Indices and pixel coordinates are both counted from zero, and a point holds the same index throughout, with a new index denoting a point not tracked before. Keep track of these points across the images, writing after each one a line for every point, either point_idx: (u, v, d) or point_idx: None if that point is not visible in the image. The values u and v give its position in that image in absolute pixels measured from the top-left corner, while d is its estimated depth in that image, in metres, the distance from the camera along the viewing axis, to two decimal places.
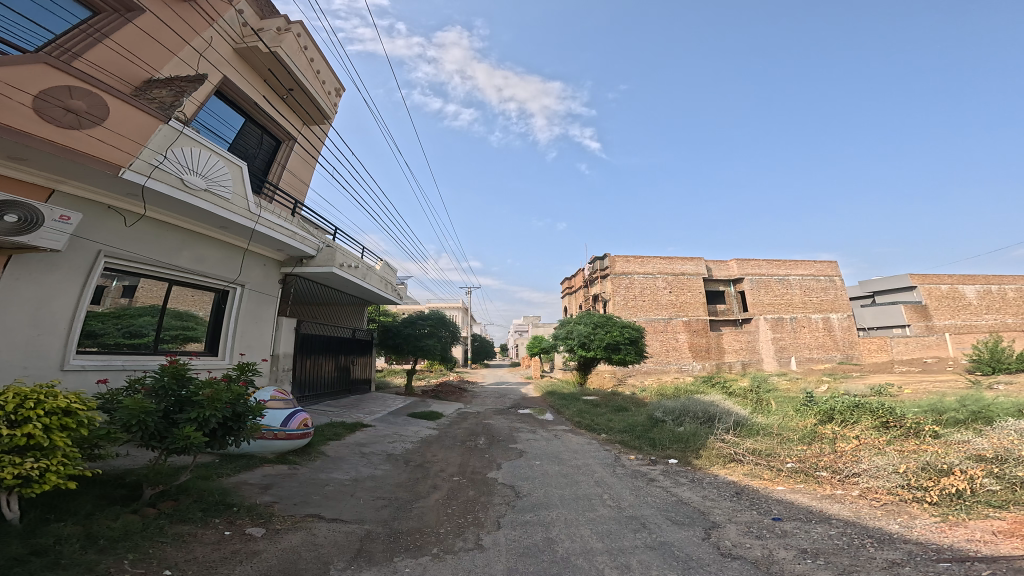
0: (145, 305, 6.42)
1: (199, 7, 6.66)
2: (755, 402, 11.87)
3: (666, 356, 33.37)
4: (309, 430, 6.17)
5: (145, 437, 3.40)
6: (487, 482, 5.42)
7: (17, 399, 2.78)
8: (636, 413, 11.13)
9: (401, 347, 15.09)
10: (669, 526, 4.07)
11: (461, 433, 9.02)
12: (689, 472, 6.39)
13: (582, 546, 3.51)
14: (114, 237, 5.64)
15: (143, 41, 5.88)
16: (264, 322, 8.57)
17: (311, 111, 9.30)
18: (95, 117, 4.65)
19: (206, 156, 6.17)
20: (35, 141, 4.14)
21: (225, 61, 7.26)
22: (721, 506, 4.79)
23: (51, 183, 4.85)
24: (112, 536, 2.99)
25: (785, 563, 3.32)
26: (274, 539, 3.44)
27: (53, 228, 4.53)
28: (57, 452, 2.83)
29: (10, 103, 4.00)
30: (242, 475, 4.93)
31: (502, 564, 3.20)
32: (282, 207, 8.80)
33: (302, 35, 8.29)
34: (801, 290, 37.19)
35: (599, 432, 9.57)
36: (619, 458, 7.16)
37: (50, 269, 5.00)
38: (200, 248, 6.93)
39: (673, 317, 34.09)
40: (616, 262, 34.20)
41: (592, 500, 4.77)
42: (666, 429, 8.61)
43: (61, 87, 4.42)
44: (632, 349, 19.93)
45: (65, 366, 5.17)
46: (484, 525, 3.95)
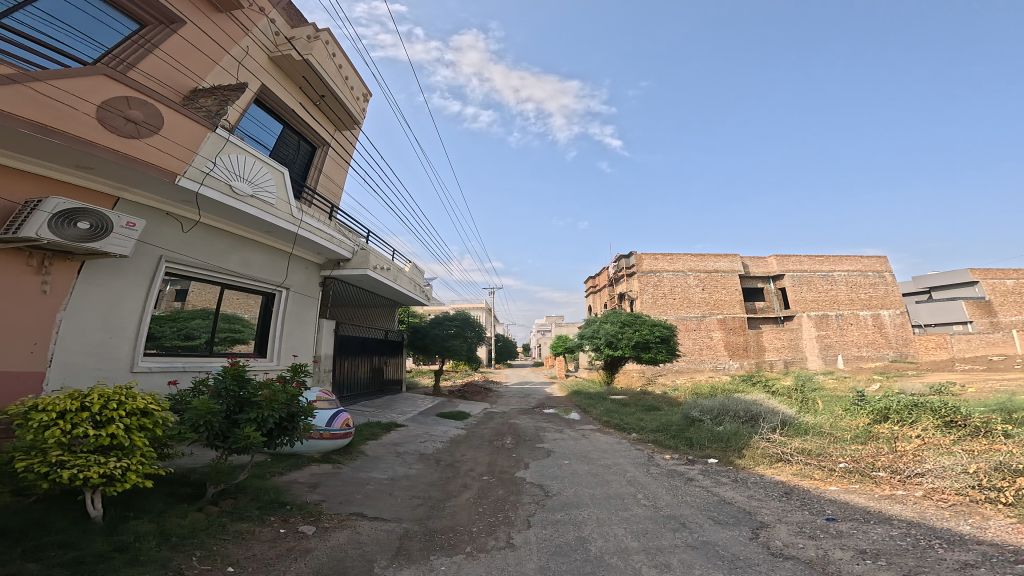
0: (197, 309, 6.70)
1: (236, 16, 6.89)
2: (801, 402, 11.31)
3: (700, 355, 32.35)
4: (351, 430, 6.28)
5: (210, 437, 3.55)
6: (516, 481, 5.35)
7: (102, 401, 2.99)
8: (670, 412, 10.81)
9: (428, 348, 15.25)
10: (711, 526, 3.88)
11: (489, 432, 9.04)
12: (731, 471, 6.14)
13: (616, 545, 3.40)
14: (172, 242, 5.94)
15: (187, 51, 6.18)
16: (307, 324, 8.82)
17: (341, 117, 9.56)
18: (151, 125, 4.95)
19: (250, 161, 6.40)
20: (100, 150, 4.46)
21: (263, 69, 7.53)
22: (770, 506, 4.56)
23: (116, 191, 5.17)
24: (182, 534, 3.12)
25: (843, 564, 3.10)
26: (324, 537, 3.51)
27: (121, 235, 4.86)
28: (136, 451, 3.00)
29: (75, 113, 4.32)
30: (292, 474, 5.06)
31: (534, 563, 3.13)
32: (320, 211, 9.10)
33: (330, 42, 8.53)
34: (847, 283, 35.22)
35: (630, 431, 9.32)
36: (654, 457, 6.95)
37: (118, 275, 5.30)
38: (247, 253, 7.22)
39: (706, 315, 33.03)
40: (643, 260, 33.56)
41: (625, 499, 4.63)
42: (704, 428, 8.27)
43: (119, 98, 4.72)
44: (664, 348, 19.42)
45: (136, 369, 5.48)
46: (514, 524, 3.90)
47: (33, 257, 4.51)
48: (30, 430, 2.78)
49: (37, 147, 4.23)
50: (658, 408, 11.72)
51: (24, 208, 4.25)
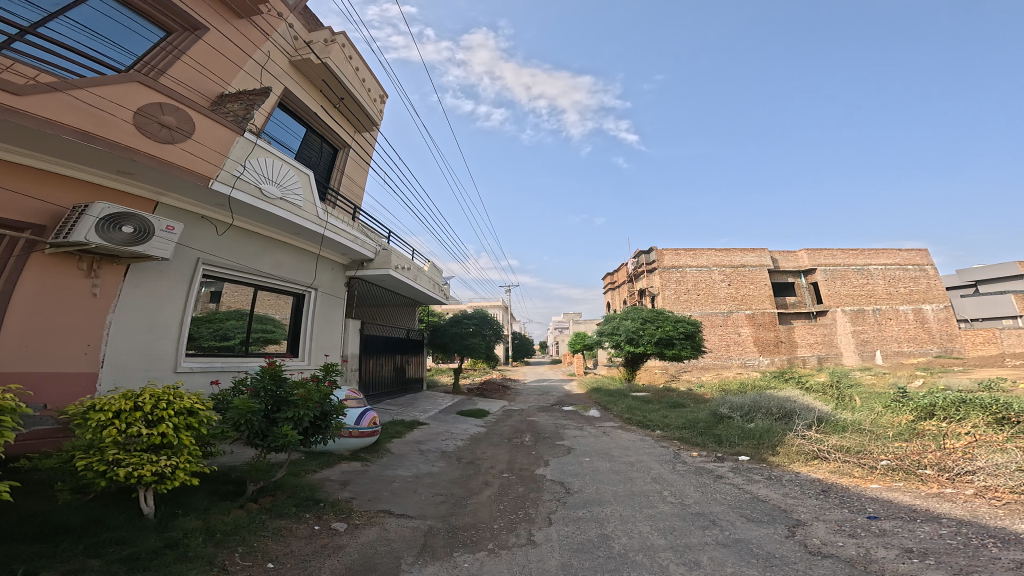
0: (231, 310, 6.79)
1: (257, 21, 6.95)
2: (838, 398, 10.88)
3: (728, 351, 31.52)
4: (378, 428, 6.34)
5: (250, 436, 3.66)
6: (537, 478, 5.31)
7: (153, 400, 3.11)
8: (697, 409, 10.54)
9: (448, 346, 15.39)
10: (743, 524, 3.76)
11: (509, 429, 9.03)
12: (765, 469, 5.93)
13: (642, 543, 3.32)
14: (208, 244, 6.08)
15: (212, 56, 6.25)
16: (334, 323, 8.95)
17: (361, 119, 9.57)
18: (183, 130, 5.12)
19: (277, 164, 6.54)
20: (138, 155, 4.63)
21: (285, 73, 7.58)
22: (806, 504, 4.38)
23: (155, 196, 5.33)
24: (226, 530, 3.22)
25: (887, 563, 2.95)
26: (355, 533, 3.55)
27: (162, 239, 4.99)
28: (184, 450, 3.13)
29: (114, 120, 4.51)
30: (325, 471, 5.15)
31: (555, 559, 3.09)
32: (343, 212, 9.18)
33: (346, 45, 8.41)
34: (884, 277, 33.92)
35: (654, 428, 9.13)
36: (681, 455, 6.78)
37: (160, 277, 5.46)
38: (278, 254, 7.33)
39: (734, 311, 32.18)
40: (665, 256, 32.94)
41: (651, 497, 4.52)
42: (734, 425, 8.03)
43: (153, 104, 4.89)
44: (689, 344, 18.99)
45: (179, 368, 5.65)
46: (535, 521, 3.86)
47: (83, 260, 4.71)
48: (88, 430, 2.91)
49: (81, 154, 4.42)
50: (683, 405, 11.46)
51: (74, 214, 4.41)
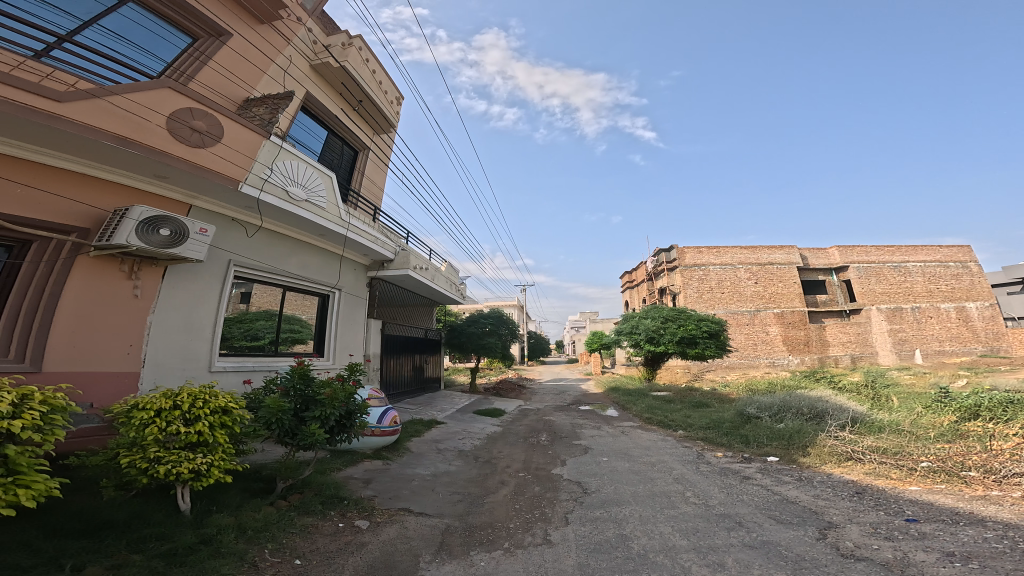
0: (261, 310, 6.86)
1: (278, 26, 6.77)
2: (873, 398, 10.48)
3: (754, 350, 30.74)
4: (399, 426, 6.39)
5: (281, 434, 3.77)
6: (553, 478, 5.27)
7: (190, 399, 3.22)
8: (722, 409, 10.30)
9: (465, 345, 15.49)
10: (773, 526, 3.65)
11: (525, 429, 9.02)
12: (795, 470, 5.75)
13: (663, 544, 3.25)
14: (238, 246, 6.19)
15: (238, 62, 6.13)
16: (357, 323, 9.06)
17: (379, 121, 9.42)
18: (213, 134, 5.21)
19: (302, 167, 6.68)
20: (172, 160, 4.74)
21: (306, 78, 7.42)
22: (839, 506, 4.22)
23: (187, 199, 5.41)
24: (256, 527, 3.32)
25: (927, 567, 2.82)
26: (377, 531, 3.60)
27: (196, 241, 5.12)
28: (219, 448, 3.22)
29: (148, 124, 4.60)
30: (349, 470, 5.23)
31: (571, 560, 3.05)
32: (365, 213, 9.19)
33: (363, 48, 8.20)
34: (923, 275, 32.71)
35: (676, 428, 8.96)
36: (705, 455, 6.63)
37: (195, 278, 5.58)
38: (304, 255, 7.44)
39: (762, 310, 31.37)
40: (686, 254, 32.28)
41: (673, 497, 4.44)
42: (762, 425, 7.81)
43: (184, 109, 4.97)
44: (713, 343, 18.58)
45: (214, 368, 5.77)
46: (552, 520, 3.83)
47: (124, 263, 4.82)
48: (133, 427, 3.05)
49: (118, 159, 4.51)
50: (707, 405, 11.23)
51: (114, 218, 4.56)
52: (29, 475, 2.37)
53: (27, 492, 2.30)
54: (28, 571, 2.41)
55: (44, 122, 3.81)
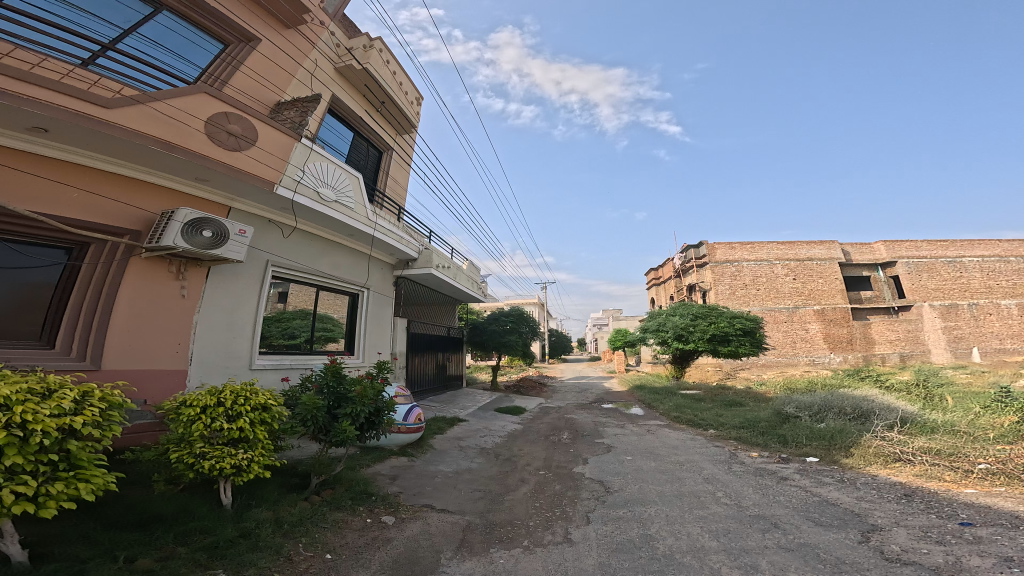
0: (297, 309, 7.06)
1: (303, 30, 6.91)
2: (925, 398, 9.92)
3: (793, 348, 29.61)
4: (423, 424, 6.37)
5: (315, 431, 3.87)
6: (574, 476, 5.21)
7: (233, 397, 3.34)
8: (758, 408, 9.94)
9: (486, 343, 15.57)
10: (811, 528, 3.49)
11: (546, 426, 8.98)
12: (836, 471, 5.50)
13: (691, 544, 3.16)
14: (274, 247, 6.39)
15: (268, 66, 6.31)
16: (384, 322, 9.21)
17: (401, 122, 9.53)
18: (248, 137, 5.41)
19: (331, 168, 6.79)
20: (212, 162, 4.94)
21: (333, 80, 7.52)
22: (884, 508, 4.00)
23: (228, 202, 5.64)
24: (292, 521, 3.42)
25: (981, 573, 2.64)
26: (401, 527, 3.66)
27: (237, 241, 5.29)
28: (258, 444, 3.37)
29: (188, 129, 4.82)
30: (376, 466, 5.33)
31: (592, 559, 3.01)
32: (390, 213, 9.33)
33: (384, 49, 8.32)
34: (981, 270, 30.85)
35: (707, 427, 8.72)
36: (738, 455, 6.41)
37: (236, 278, 5.81)
38: (335, 255, 7.61)
39: (801, 307, 30.19)
40: (717, 250, 31.21)
41: (702, 497, 4.32)
42: (801, 425, 7.51)
43: (220, 114, 5.19)
44: (748, 341, 18.00)
45: (254, 366, 5.98)
46: (572, 519, 3.79)
47: (172, 263, 5.08)
48: (182, 423, 3.20)
49: (163, 163, 4.74)
50: (740, 404, 10.87)
51: (162, 220, 4.80)
52: (89, 469, 2.51)
53: (86, 486, 2.44)
54: (84, 562, 2.58)
55: (96, 127, 4.05)
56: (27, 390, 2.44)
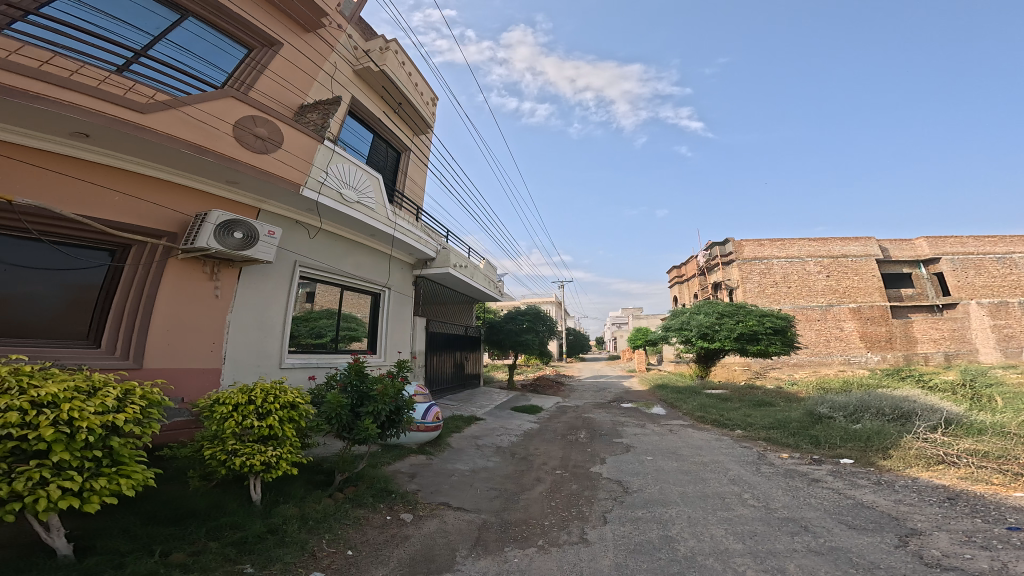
0: (323, 309, 7.23)
1: (323, 34, 7.04)
2: (972, 398, 9.40)
3: (826, 347, 28.59)
4: (440, 422, 6.42)
5: (339, 429, 3.94)
6: (591, 476, 5.14)
7: (263, 395, 3.45)
8: (789, 409, 9.61)
9: (503, 342, 15.60)
10: (844, 531, 3.34)
11: (564, 426, 8.91)
12: (873, 473, 5.25)
13: (714, 547, 3.08)
14: (301, 247, 6.55)
15: (290, 70, 6.47)
16: (404, 321, 9.33)
17: (417, 122, 9.65)
18: (274, 140, 5.58)
19: (353, 169, 6.92)
20: (241, 165, 5.11)
21: (352, 83, 7.64)
22: (925, 512, 3.79)
23: (258, 203, 5.84)
24: (317, 517, 3.50)
25: None
26: (419, 524, 3.69)
27: (267, 242, 5.44)
28: (287, 442, 3.46)
29: (218, 132, 4.99)
30: (396, 464, 5.39)
31: (609, 560, 2.96)
32: (408, 213, 9.44)
33: (399, 51, 8.44)
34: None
35: (734, 427, 8.48)
36: (768, 456, 6.20)
37: (266, 278, 5.99)
38: (358, 255, 7.74)
39: (834, 305, 29.15)
40: (744, 247, 30.28)
41: (727, 499, 4.19)
42: (836, 426, 7.21)
43: (248, 117, 5.33)
44: (779, 340, 17.46)
45: (283, 365, 6.14)
46: (589, 519, 3.74)
47: (207, 264, 5.28)
48: (215, 421, 3.32)
49: (196, 166, 4.92)
50: (770, 405, 10.54)
51: (196, 223, 4.99)
52: (130, 466, 2.62)
53: (127, 482, 2.54)
54: (123, 556, 2.70)
55: (133, 132, 4.23)
56: (74, 387, 2.57)
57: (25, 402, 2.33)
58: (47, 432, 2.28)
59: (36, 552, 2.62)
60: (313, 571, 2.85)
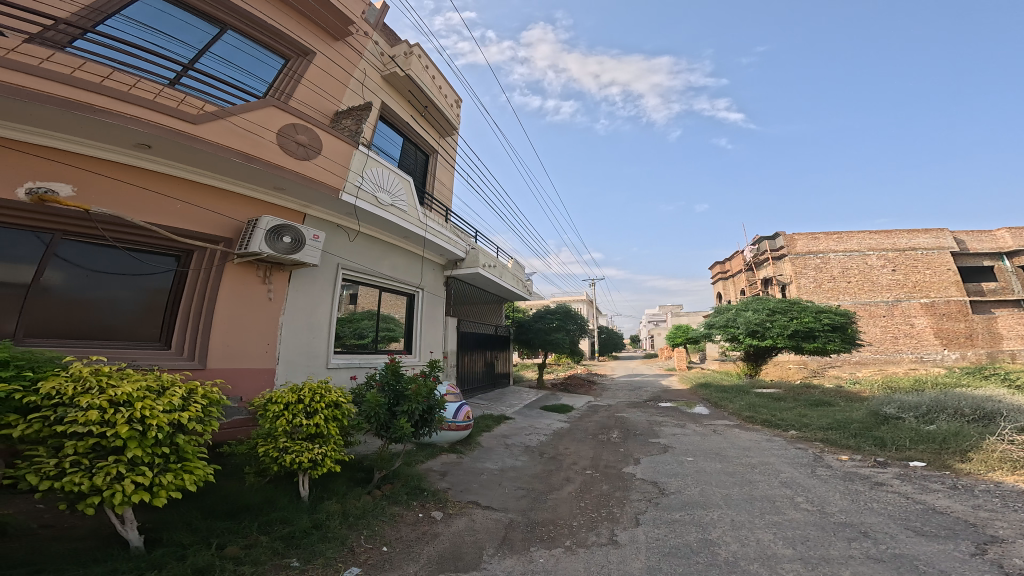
0: (365, 310, 7.47)
1: (350, 42, 7.31)
2: None
3: (893, 344, 26.53)
4: (470, 423, 6.38)
5: (378, 427, 4.03)
6: (624, 477, 4.97)
7: (312, 395, 3.61)
8: (851, 409, 8.89)
9: (533, 342, 15.51)
10: (911, 538, 3.02)
11: (595, 425, 8.66)
12: (948, 477, 4.74)
13: (760, 551, 2.87)
14: (342, 251, 6.80)
15: (324, 77, 6.76)
16: (437, 321, 9.47)
17: (443, 124, 9.83)
18: (314, 147, 5.84)
19: (386, 173, 7.12)
20: (285, 172, 5.40)
21: (380, 89, 7.91)
22: (1010, 519, 3.37)
23: (303, 209, 6.14)
24: (357, 514, 3.59)
25: None
26: (449, 522, 3.69)
27: (312, 246, 5.73)
28: (331, 439, 3.59)
29: (263, 141, 5.28)
30: (429, 463, 5.45)
31: (640, 562, 2.84)
32: (438, 215, 9.61)
33: (422, 55, 8.63)
34: None
35: (787, 428, 7.95)
36: (825, 458, 5.75)
37: (313, 281, 6.26)
38: (394, 258, 7.95)
39: (903, 300, 26.97)
40: (797, 241, 28.48)
41: (777, 502, 3.91)
42: (904, 427, 6.59)
43: (289, 126, 5.62)
44: (839, 337, 16.33)
45: (329, 365, 6.41)
46: (620, 521, 3.59)
47: (260, 268, 5.58)
48: (268, 419, 3.49)
49: (246, 174, 5.23)
50: (827, 404, 9.83)
51: (249, 228, 5.30)
52: (193, 462, 2.80)
53: (190, 477, 2.72)
54: (185, 548, 2.86)
55: (188, 142, 4.53)
56: (146, 387, 2.75)
57: (104, 401, 2.52)
58: (124, 429, 2.46)
59: (111, 543, 2.84)
60: (352, 566, 2.92)
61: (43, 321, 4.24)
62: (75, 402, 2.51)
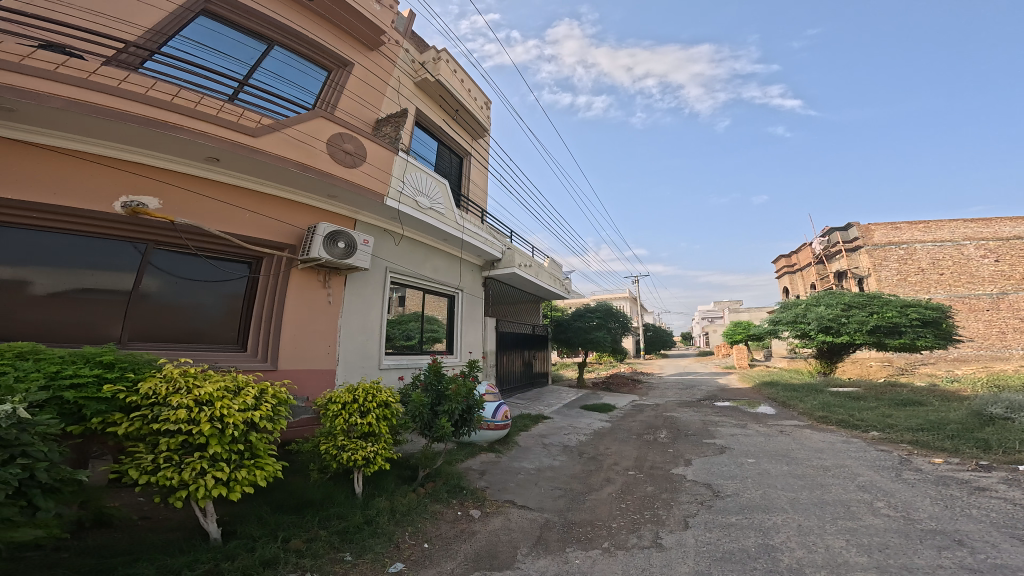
0: (411, 312, 7.71)
1: (384, 51, 7.68)
2: None
3: (997, 340, 23.54)
4: (508, 421, 6.29)
5: (421, 426, 4.10)
6: (672, 479, 4.67)
7: (367, 396, 3.71)
8: (945, 408, 7.83)
9: (572, 341, 15.21)
10: (1020, 548, 2.58)
11: (641, 425, 8.28)
12: None
13: (831, 559, 2.57)
14: (389, 254, 7.07)
15: (362, 87, 7.20)
16: (476, 320, 9.55)
17: (474, 126, 10.02)
18: (360, 155, 6.15)
19: (426, 178, 7.36)
20: (337, 179, 5.74)
21: (413, 95, 8.25)
22: None
23: (353, 214, 6.47)
24: (404, 510, 3.66)
25: None
26: (485, 521, 3.65)
27: (363, 251, 6.00)
28: (382, 438, 3.70)
29: (316, 150, 5.62)
30: (469, 462, 5.44)
31: (688, 566, 2.65)
32: (474, 216, 9.79)
33: (450, 60, 8.88)
34: None
35: (867, 429, 7.14)
36: (913, 461, 5.07)
37: (366, 285, 6.56)
38: (435, 261, 8.16)
39: (1007, 293, 23.87)
40: (873, 231, 25.82)
41: (853, 507, 3.49)
42: (1013, 428, 5.69)
43: (337, 134, 5.92)
44: (930, 332, 14.58)
45: (381, 365, 6.67)
46: (666, 524, 3.37)
47: (320, 273, 5.94)
48: (329, 418, 3.63)
49: (303, 183, 5.59)
50: (916, 404, 8.75)
51: (308, 236, 5.68)
52: (264, 459, 2.97)
53: (261, 473, 2.89)
54: (255, 541, 3.04)
55: (250, 154, 4.92)
56: (225, 387, 2.96)
57: (190, 400, 2.74)
58: (206, 427, 2.67)
59: (195, 535, 3.08)
60: (395, 563, 2.97)
61: (142, 326, 4.76)
62: (168, 402, 2.74)
